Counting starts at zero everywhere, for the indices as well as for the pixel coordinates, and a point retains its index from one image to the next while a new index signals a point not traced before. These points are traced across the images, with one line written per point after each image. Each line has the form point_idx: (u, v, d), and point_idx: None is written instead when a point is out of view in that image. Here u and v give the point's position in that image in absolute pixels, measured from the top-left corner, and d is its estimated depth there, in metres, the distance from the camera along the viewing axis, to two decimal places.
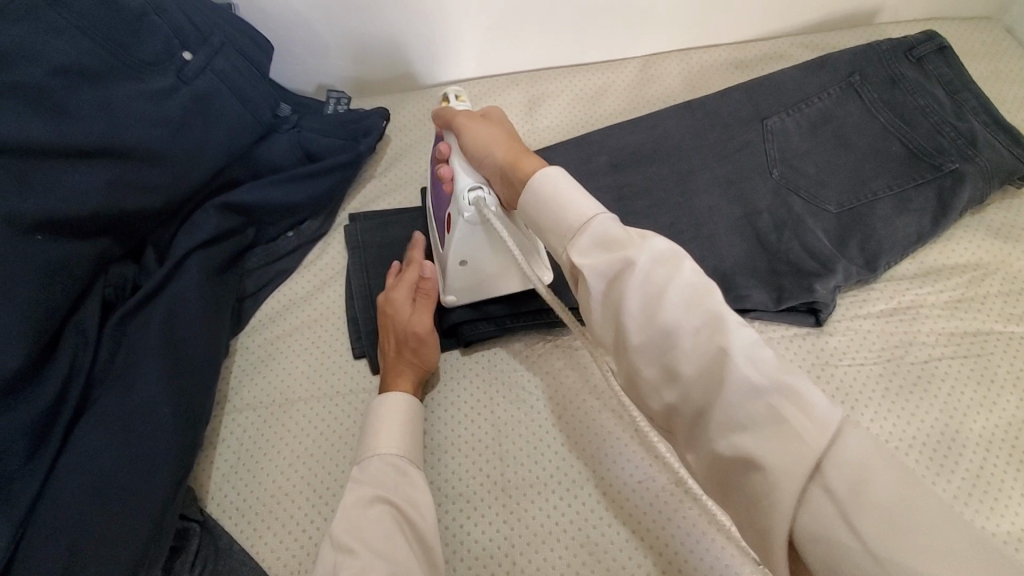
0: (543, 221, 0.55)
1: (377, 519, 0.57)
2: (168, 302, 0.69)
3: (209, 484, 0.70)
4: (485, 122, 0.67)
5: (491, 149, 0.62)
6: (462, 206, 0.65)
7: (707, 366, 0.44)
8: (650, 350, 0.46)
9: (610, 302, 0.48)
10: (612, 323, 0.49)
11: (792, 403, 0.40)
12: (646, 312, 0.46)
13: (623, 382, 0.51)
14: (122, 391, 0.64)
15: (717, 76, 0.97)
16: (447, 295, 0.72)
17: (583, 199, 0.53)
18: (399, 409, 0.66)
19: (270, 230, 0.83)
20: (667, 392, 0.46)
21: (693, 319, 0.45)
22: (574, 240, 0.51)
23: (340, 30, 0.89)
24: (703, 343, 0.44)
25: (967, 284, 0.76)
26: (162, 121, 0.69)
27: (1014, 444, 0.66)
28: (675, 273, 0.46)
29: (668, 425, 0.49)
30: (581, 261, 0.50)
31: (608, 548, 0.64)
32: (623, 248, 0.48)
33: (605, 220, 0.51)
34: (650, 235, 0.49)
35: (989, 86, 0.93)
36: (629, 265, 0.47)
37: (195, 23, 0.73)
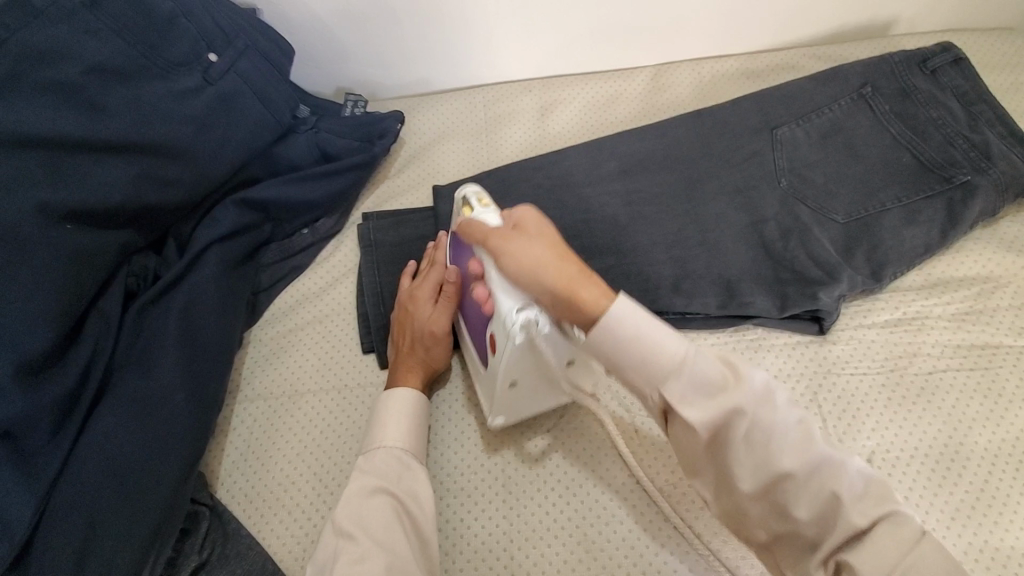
0: (626, 366, 0.48)
1: (380, 508, 0.59)
2: (187, 291, 0.72)
3: (219, 470, 0.73)
4: (520, 230, 0.56)
5: (537, 270, 0.52)
6: (509, 338, 0.56)
7: (819, 507, 0.44)
8: (756, 492, 0.46)
9: (715, 446, 0.47)
10: (713, 460, 0.48)
11: (892, 533, 0.43)
12: (752, 451, 0.45)
13: (717, 511, 0.52)
14: (140, 376, 0.67)
15: (727, 86, 0.98)
16: (494, 417, 0.68)
17: (674, 340, 0.47)
18: (409, 404, 0.68)
19: (286, 227, 0.85)
20: (774, 524, 0.47)
21: (799, 459, 0.44)
22: (666, 383, 0.46)
23: (358, 37, 0.92)
24: (813, 483, 0.44)
25: (976, 297, 0.76)
26: (187, 118, 0.72)
27: (1022, 458, 0.66)
28: (776, 414, 0.45)
29: (768, 546, 0.50)
30: (683, 411, 0.46)
31: (605, 547, 0.65)
32: (728, 395, 0.45)
33: (703, 358, 0.47)
34: (748, 372, 0.47)
35: (1007, 98, 0.93)
36: (737, 413, 0.45)
37: (222, 28, 0.76)
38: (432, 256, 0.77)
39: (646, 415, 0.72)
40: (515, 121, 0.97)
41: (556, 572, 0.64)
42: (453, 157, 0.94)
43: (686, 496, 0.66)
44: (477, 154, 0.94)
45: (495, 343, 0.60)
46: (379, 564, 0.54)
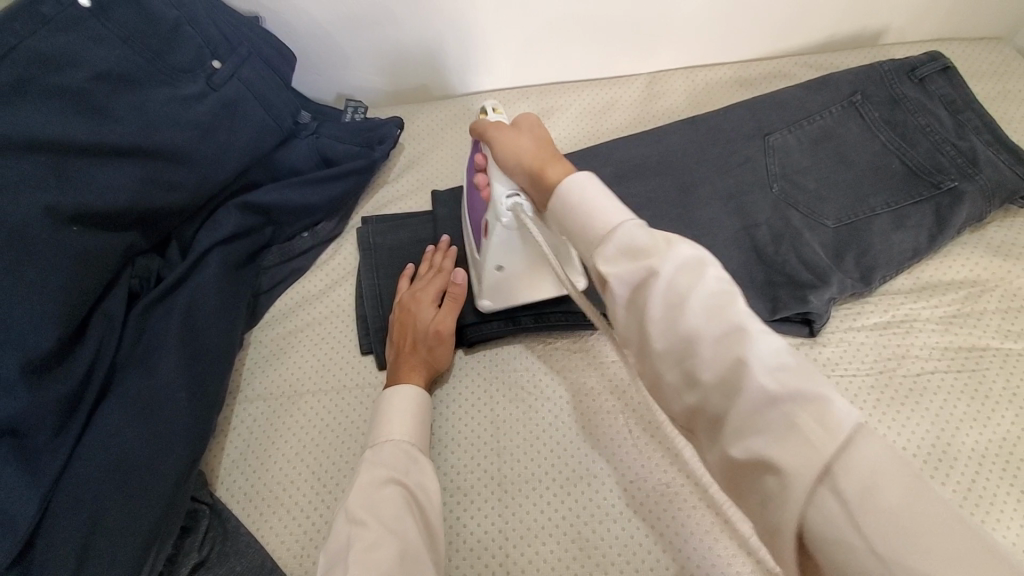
0: (568, 223, 0.51)
1: (390, 498, 0.59)
2: (189, 293, 0.74)
3: (219, 469, 0.74)
4: (516, 127, 0.63)
5: (519, 155, 0.60)
6: (499, 217, 0.65)
7: (731, 373, 0.38)
8: (668, 353, 0.42)
9: (634, 308, 0.44)
10: (634, 322, 0.44)
11: (813, 410, 0.35)
12: (667, 312, 0.41)
13: (646, 384, 0.46)
14: (143, 376, 0.68)
15: (721, 93, 1.00)
16: (483, 299, 0.75)
17: (614, 206, 0.49)
18: (413, 403, 0.69)
19: (287, 230, 0.87)
20: (687, 396, 0.42)
21: (712, 322, 0.40)
22: (600, 248, 0.46)
23: (359, 44, 0.94)
24: (724, 350, 0.39)
25: (964, 300, 0.77)
26: (191, 124, 0.74)
27: (1008, 458, 0.67)
28: (699, 280, 0.41)
29: (689, 426, 0.44)
30: (606, 269, 0.45)
31: (599, 545, 0.66)
32: (649, 257, 0.43)
33: (636, 227, 0.45)
34: (678, 241, 0.44)
35: (995, 106, 0.94)
36: (653, 274, 0.42)
37: (226, 36, 0.78)
38: (433, 260, 0.81)
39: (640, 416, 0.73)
40: None
41: (550, 569, 0.65)
42: (451, 161, 0.96)
43: (678, 494, 0.68)
44: None
45: (488, 229, 0.68)
46: (392, 549, 0.55)
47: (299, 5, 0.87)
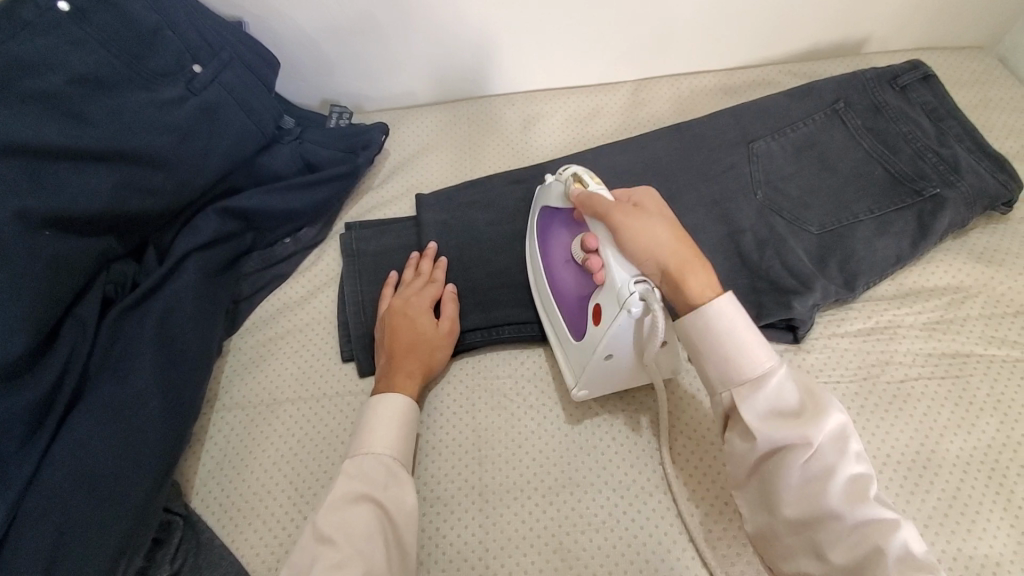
0: (704, 351, 0.57)
1: (362, 517, 0.58)
2: (166, 299, 0.73)
3: (194, 480, 0.72)
4: (640, 209, 0.62)
5: (653, 254, 0.58)
6: (625, 306, 0.58)
7: (860, 556, 0.48)
8: (795, 520, 0.51)
9: (767, 468, 0.53)
10: (759, 479, 0.54)
11: None
12: (804, 484, 0.51)
13: (751, 533, 0.56)
14: (116, 384, 0.66)
15: (706, 101, 1.00)
16: (579, 387, 0.68)
17: (766, 354, 0.55)
18: (399, 409, 0.67)
19: (268, 236, 0.86)
20: (802, 560, 0.51)
21: (852, 505, 0.49)
22: (745, 394, 0.54)
23: (345, 51, 0.93)
24: (861, 534, 0.48)
25: (947, 306, 0.77)
26: (170, 127, 0.73)
27: (993, 465, 0.66)
28: (843, 460, 0.50)
29: (776, 571, 0.54)
30: (755, 424, 0.53)
31: (581, 555, 0.64)
32: (803, 425, 0.51)
33: (785, 381, 0.54)
34: (829, 406, 0.52)
35: (977, 114, 0.95)
36: (804, 443, 0.51)
37: (207, 40, 0.77)
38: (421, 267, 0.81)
39: (622, 424, 0.72)
40: (500, 133, 0.99)
41: None
42: (438, 168, 0.95)
43: (661, 503, 0.67)
44: (463, 165, 0.96)
45: (602, 316, 0.62)
46: (357, 571, 0.54)
47: (283, 10, 0.87)
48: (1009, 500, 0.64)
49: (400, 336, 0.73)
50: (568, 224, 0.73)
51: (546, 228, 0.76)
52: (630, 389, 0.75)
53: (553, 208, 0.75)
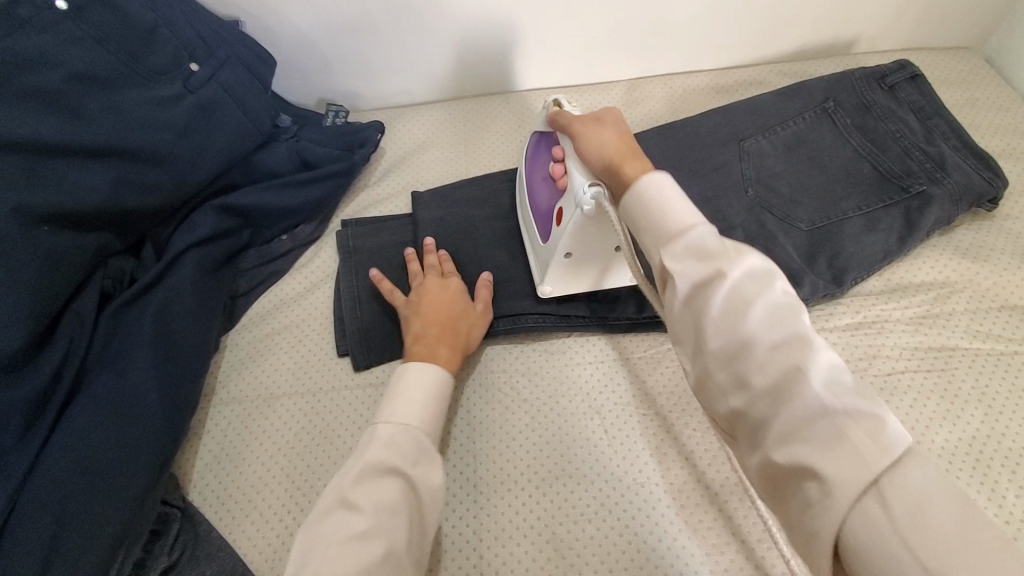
0: (641, 221, 0.52)
1: (392, 490, 0.53)
2: (163, 294, 0.73)
3: (192, 473, 0.73)
4: (602, 121, 0.65)
5: (601, 151, 0.61)
6: (579, 205, 0.64)
7: (783, 380, 0.41)
8: (723, 354, 0.44)
9: (692, 310, 0.46)
10: (688, 322, 0.46)
11: (866, 426, 0.38)
12: (728, 316, 0.43)
13: (691, 381, 0.48)
14: (113, 378, 0.67)
15: (698, 100, 1.02)
16: (544, 284, 0.77)
17: (687, 207, 0.50)
18: (438, 382, 0.64)
19: (265, 233, 0.87)
20: (733, 397, 0.44)
21: (773, 332, 0.42)
22: (668, 244, 0.48)
23: (341, 50, 0.94)
24: (782, 357, 0.41)
25: (933, 301, 0.78)
26: (167, 125, 0.74)
27: (977, 456, 0.68)
28: (766, 289, 0.44)
29: (729, 429, 0.46)
30: (672, 266, 0.47)
31: (573, 545, 0.65)
32: (719, 262, 0.45)
33: (707, 230, 0.47)
34: (748, 250, 0.46)
35: (964, 113, 0.97)
36: (719, 277, 0.44)
37: (204, 39, 0.78)
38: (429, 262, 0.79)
39: (615, 416, 0.74)
40: (494, 131, 1.00)
41: (523, 570, 0.64)
42: (434, 165, 0.96)
43: (653, 494, 0.68)
44: (458, 163, 0.97)
45: (563, 216, 0.69)
46: (379, 547, 0.50)
47: (280, 9, 0.88)
48: (993, 490, 0.66)
49: (443, 321, 0.72)
50: (548, 145, 0.79)
51: (532, 151, 0.82)
52: (623, 385, 0.76)
53: (540, 133, 0.81)
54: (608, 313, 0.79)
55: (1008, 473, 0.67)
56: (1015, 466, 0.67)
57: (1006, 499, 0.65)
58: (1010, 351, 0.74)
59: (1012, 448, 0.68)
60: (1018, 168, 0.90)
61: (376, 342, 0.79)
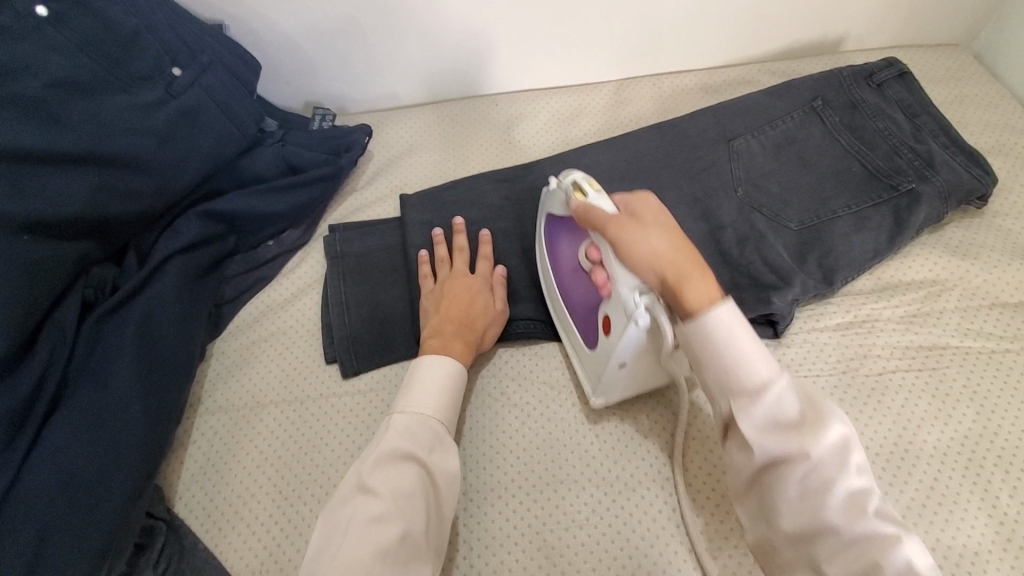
0: (706, 362, 0.53)
1: (408, 475, 0.58)
2: (146, 303, 0.72)
3: (177, 484, 0.72)
4: (637, 218, 0.60)
5: (650, 264, 0.57)
6: (631, 318, 0.58)
7: (856, 569, 0.44)
8: (795, 531, 0.47)
9: (765, 479, 0.49)
10: (759, 487, 0.50)
11: None
12: (805, 497, 0.47)
13: (753, 538, 0.53)
14: (96, 389, 0.66)
15: (687, 100, 1.01)
16: (597, 396, 0.70)
17: (767, 364, 0.51)
18: (452, 377, 0.67)
19: (251, 239, 0.86)
20: (800, 571, 0.48)
21: (848, 518, 0.45)
22: (744, 402, 0.50)
23: (327, 53, 0.93)
24: (859, 547, 0.44)
25: (924, 299, 0.78)
26: (149, 132, 0.73)
27: (969, 456, 0.67)
28: (842, 471, 0.46)
29: None
30: (750, 431, 0.49)
31: (564, 553, 0.65)
32: (801, 437, 0.47)
33: (789, 395, 0.50)
34: (831, 418, 0.48)
35: (953, 110, 0.97)
36: (802, 455, 0.47)
37: (187, 43, 0.77)
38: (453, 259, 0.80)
39: (606, 420, 0.73)
40: (483, 133, 0.99)
41: None
42: (422, 168, 0.96)
43: (644, 499, 0.67)
44: (446, 166, 0.96)
45: (612, 327, 0.62)
46: (396, 529, 0.54)
47: (264, 12, 0.87)
48: (986, 490, 0.65)
49: (461, 318, 0.73)
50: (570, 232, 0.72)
51: (552, 239, 0.75)
52: None
53: (557, 214, 0.74)
54: None
55: (1000, 472, 0.66)
56: (1007, 465, 0.67)
57: (999, 499, 0.65)
58: (1001, 348, 0.74)
59: (1004, 448, 0.68)
60: (1007, 165, 0.90)
61: (365, 347, 0.78)
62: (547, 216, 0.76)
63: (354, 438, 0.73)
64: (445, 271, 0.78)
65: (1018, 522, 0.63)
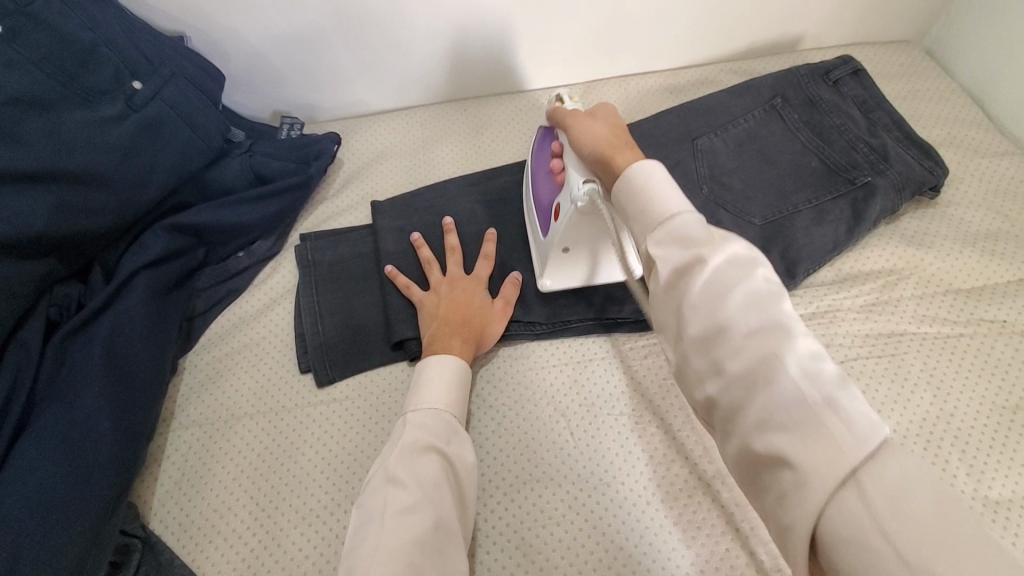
0: (631, 212, 0.54)
1: (432, 465, 0.58)
2: (112, 321, 0.71)
3: (152, 501, 0.71)
4: (594, 116, 0.67)
5: (592, 144, 0.63)
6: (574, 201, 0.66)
7: (755, 368, 0.41)
8: (700, 338, 0.45)
9: (671, 296, 0.47)
10: (670, 307, 0.48)
11: (835, 408, 0.38)
12: (705, 301, 0.45)
13: (677, 372, 0.49)
14: (63, 409, 0.65)
15: (652, 101, 1.03)
16: (544, 278, 0.79)
17: (675, 194, 0.51)
18: (458, 373, 0.69)
19: (221, 250, 0.85)
20: (710, 382, 0.44)
21: (751, 321, 0.43)
22: (654, 230, 0.50)
23: (293, 61, 0.93)
24: (757, 343, 0.42)
25: (882, 288, 0.81)
26: (110, 146, 0.72)
27: (928, 438, 0.70)
28: (746, 277, 0.45)
29: (708, 417, 0.46)
30: (655, 252, 0.49)
31: (542, 550, 0.66)
32: (699, 247, 0.47)
33: (694, 219, 0.49)
34: (735, 239, 0.48)
35: (907, 104, 1.00)
36: (700, 263, 0.46)
37: (147, 56, 0.77)
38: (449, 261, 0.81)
39: (580, 418, 0.74)
40: (453, 138, 1.00)
41: None
42: (392, 175, 0.96)
43: (620, 492, 0.69)
44: (417, 172, 0.96)
45: (560, 211, 0.71)
46: (429, 518, 0.54)
47: (228, 23, 0.86)
48: (944, 469, 0.68)
49: (459, 318, 0.74)
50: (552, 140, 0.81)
51: (537, 145, 0.84)
52: (588, 386, 0.76)
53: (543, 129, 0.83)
54: (569, 317, 0.80)
55: (958, 452, 0.69)
56: (963, 445, 0.70)
57: (957, 477, 0.68)
58: (955, 333, 0.77)
59: (960, 427, 0.71)
60: (958, 156, 0.93)
61: (339, 356, 0.78)
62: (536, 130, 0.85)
63: (331, 446, 0.73)
64: (439, 274, 0.80)
65: (973, 498, 0.66)
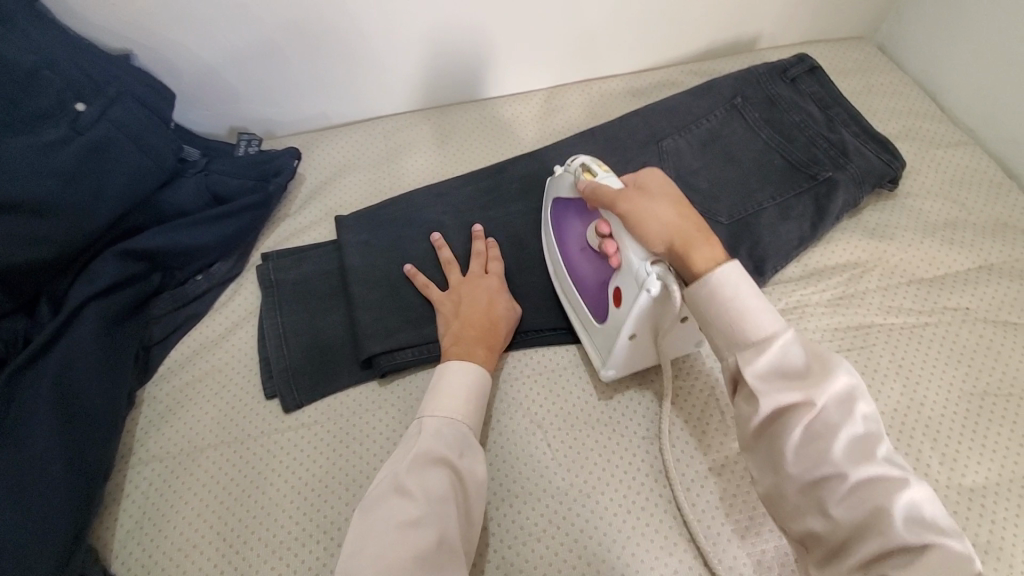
0: (713, 324, 0.57)
1: (441, 478, 0.57)
2: (62, 354, 0.68)
3: (112, 543, 0.67)
4: (645, 190, 0.64)
5: (660, 228, 0.60)
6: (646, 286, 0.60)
7: (862, 511, 0.47)
8: (803, 477, 0.50)
9: (773, 432, 0.52)
10: (768, 438, 0.53)
11: (941, 559, 0.44)
12: (809, 441, 0.50)
13: (764, 494, 0.55)
14: (11, 453, 0.61)
15: (616, 103, 1.03)
16: (605, 369, 0.71)
17: (767, 313, 0.55)
18: (476, 381, 0.66)
19: (177, 274, 0.82)
20: (811, 518, 0.50)
21: (854, 460, 0.49)
22: (752, 357, 0.53)
23: (247, 76, 0.90)
24: (863, 489, 0.48)
25: (847, 281, 0.82)
26: (55, 172, 0.69)
27: (899, 429, 0.71)
28: (847, 415, 0.50)
29: (801, 541, 0.53)
30: (758, 384, 0.53)
31: (522, 568, 0.64)
32: (804, 385, 0.51)
33: (791, 345, 0.54)
34: (836, 368, 0.52)
35: (863, 99, 1.02)
36: (805, 401, 0.51)
37: (92, 77, 0.73)
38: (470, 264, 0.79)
39: (556, 429, 0.73)
40: (415, 150, 0.98)
41: None
42: (357, 189, 0.94)
43: (600, 502, 0.68)
44: (381, 185, 0.94)
45: (624, 298, 0.64)
46: (432, 533, 0.53)
47: (177, 39, 0.83)
48: (917, 459, 0.69)
49: (484, 321, 0.72)
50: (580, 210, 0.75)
51: (561, 213, 0.78)
52: (563, 395, 0.75)
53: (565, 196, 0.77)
54: (541, 326, 0.79)
55: (930, 441, 0.70)
56: (934, 434, 0.70)
57: (930, 466, 0.68)
58: (920, 323, 0.79)
59: (931, 416, 0.72)
60: (915, 148, 0.95)
61: (306, 379, 0.76)
62: (556, 196, 0.79)
63: (301, 475, 0.70)
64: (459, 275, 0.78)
65: (948, 487, 0.67)
